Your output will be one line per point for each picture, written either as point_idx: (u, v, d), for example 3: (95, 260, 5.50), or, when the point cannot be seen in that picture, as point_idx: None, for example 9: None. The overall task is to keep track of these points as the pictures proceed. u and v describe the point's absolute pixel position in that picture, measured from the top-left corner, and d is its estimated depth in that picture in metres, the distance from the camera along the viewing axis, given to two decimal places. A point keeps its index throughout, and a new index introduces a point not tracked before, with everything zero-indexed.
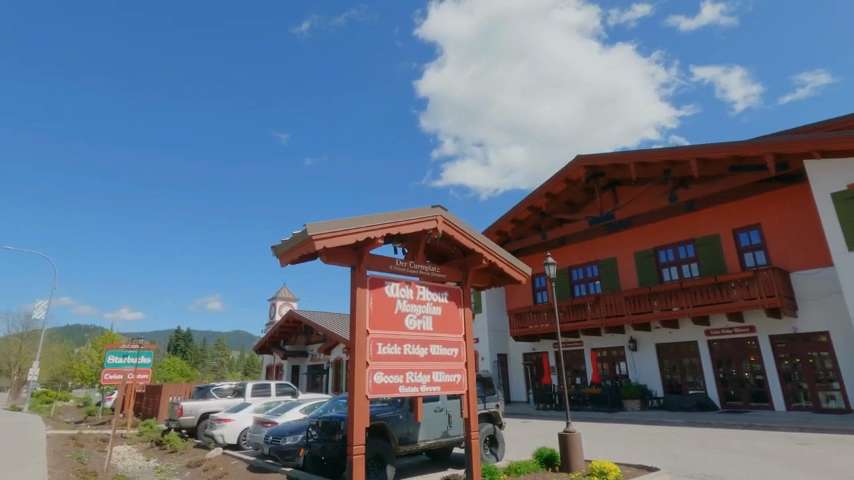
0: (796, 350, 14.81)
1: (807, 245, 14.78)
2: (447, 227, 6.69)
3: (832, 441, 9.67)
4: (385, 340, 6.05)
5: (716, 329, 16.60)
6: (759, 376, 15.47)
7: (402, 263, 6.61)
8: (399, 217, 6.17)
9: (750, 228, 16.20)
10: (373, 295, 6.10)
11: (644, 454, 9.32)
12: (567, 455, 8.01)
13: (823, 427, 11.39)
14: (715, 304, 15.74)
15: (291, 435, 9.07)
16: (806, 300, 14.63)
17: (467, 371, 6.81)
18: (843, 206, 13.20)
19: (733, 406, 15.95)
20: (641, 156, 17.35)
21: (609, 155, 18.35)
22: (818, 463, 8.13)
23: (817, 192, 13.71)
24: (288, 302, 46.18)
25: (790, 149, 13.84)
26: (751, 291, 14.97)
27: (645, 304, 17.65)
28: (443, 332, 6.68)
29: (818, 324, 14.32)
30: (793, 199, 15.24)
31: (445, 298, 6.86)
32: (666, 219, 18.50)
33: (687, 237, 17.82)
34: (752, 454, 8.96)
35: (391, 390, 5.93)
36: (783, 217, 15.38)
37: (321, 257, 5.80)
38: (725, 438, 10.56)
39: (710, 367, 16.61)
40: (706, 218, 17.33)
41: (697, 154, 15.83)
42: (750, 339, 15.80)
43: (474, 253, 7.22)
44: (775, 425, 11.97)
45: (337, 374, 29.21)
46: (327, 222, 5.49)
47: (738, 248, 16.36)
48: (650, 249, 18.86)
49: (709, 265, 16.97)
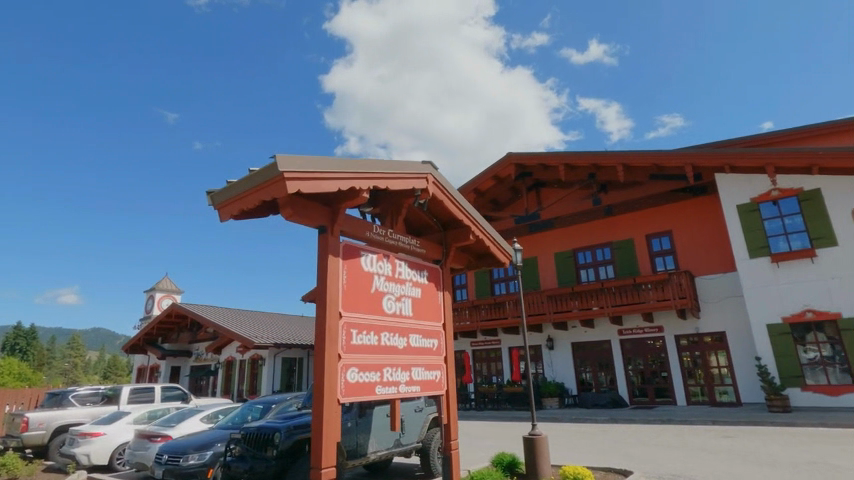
0: (697, 349, 15.97)
1: (711, 253, 16.10)
2: (437, 190, 5.41)
3: (752, 434, 10.19)
4: (360, 326, 4.62)
5: (628, 329, 17.39)
6: (663, 373, 16.52)
7: (380, 230, 5.20)
8: (390, 166, 4.76)
9: (662, 235, 17.27)
10: (348, 269, 4.64)
11: (595, 456, 8.89)
12: (533, 460, 7.21)
13: (733, 420, 12.14)
14: (632, 304, 16.43)
15: (195, 452, 7.07)
16: (708, 302, 15.88)
17: (446, 367, 5.64)
18: (747, 217, 14.48)
19: (641, 402, 16.80)
20: (572, 158, 17.67)
21: (539, 155, 18.51)
22: (758, 455, 8.34)
23: (726, 204, 14.92)
24: (170, 294, 40.57)
25: (707, 161, 14.93)
26: (664, 293, 15.90)
27: (565, 303, 17.92)
28: (422, 319, 5.43)
29: (718, 325, 15.60)
30: (701, 209, 16.54)
31: (425, 279, 5.63)
32: (587, 222, 19.09)
33: (604, 240, 18.52)
34: (695, 449, 9.00)
35: (367, 392, 4.53)
36: (692, 226, 16.62)
37: (281, 211, 4.20)
38: (659, 435, 10.66)
39: (621, 365, 17.33)
40: (622, 224, 18.18)
41: (624, 161, 16.53)
42: (658, 339, 16.78)
43: (457, 228, 6.03)
44: (691, 420, 12.57)
45: (229, 376, 25.91)
46: (303, 157, 3.93)
47: (651, 253, 17.38)
48: (570, 250, 19.27)
49: (624, 268, 17.77)
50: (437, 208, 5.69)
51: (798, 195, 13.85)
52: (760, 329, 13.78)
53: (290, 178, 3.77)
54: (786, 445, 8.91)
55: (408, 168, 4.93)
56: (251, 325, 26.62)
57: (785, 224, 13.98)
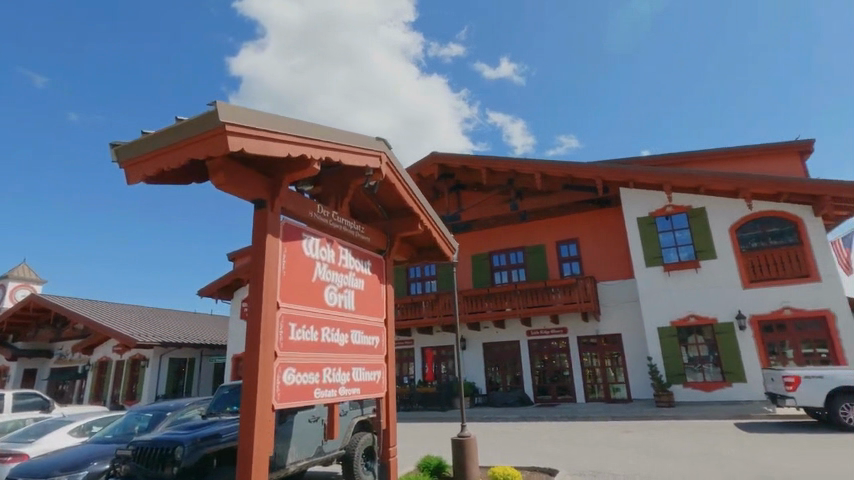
0: (596, 350, 17.13)
1: (612, 260, 17.46)
2: (389, 171, 4.87)
3: (648, 427, 11.09)
4: (299, 319, 3.96)
5: (536, 330, 18.17)
6: (566, 372, 17.48)
7: (325, 211, 4.54)
8: (346, 137, 4.16)
9: (570, 242, 18.36)
10: (287, 251, 3.95)
11: (515, 454, 8.94)
12: (462, 463, 6.91)
13: (628, 415, 13.16)
14: (542, 307, 17.16)
15: (64, 475, 5.73)
16: (608, 306, 17.16)
17: (386, 367, 5.20)
18: (646, 228, 15.94)
19: (544, 399, 17.61)
20: (494, 163, 18.23)
21: (462, 157, 18.91)
22: (657, 447, 9.04)
23: (629, 216, 16.30)
24: (27, 284, 34.50)
25: (614, 176, 16.22)
26: (571, 296, 16.86)
27: (479, 304, 18.26)
28: (364, 313, 4.90)
29: (615, 327, 16.90)
30: (605, 220, 17.91)
31: (368, 269, 5.11)
32: (503, 226, 19.68)
33: (518, 245, 19.21)
34: (603, 444, 9.47)
35: (304, 395, 3.90)
36: (597, 235, 17.90)
37: (212, 177, 3.43)
38: (567, 431, 11.14)
39: (528, 364, 18.06)
40: (535, 229, 19.04)
41: (542, 170, 17.39)
42: (562, 339, 17.76)
43: (403, 217, 5.58)
44: (593, 416, 13.39)
45: (101, 379, 22.52)
46: (249, 109, 3.25)
47: (559, 258, 18.37)
48: (485, 253, 19.69)
49: (535, 271, 18.55)
50: (386, 193, 5.17)
51: (687, 212, 15.55)
52: (652, 332, 15.18)
53: (233, 131, 3.08)
54: (677, 437, 9.80)
55: (362, 142, 4.35)
56: (133, 320, 23.48)
57: (676, 237, 15.59)
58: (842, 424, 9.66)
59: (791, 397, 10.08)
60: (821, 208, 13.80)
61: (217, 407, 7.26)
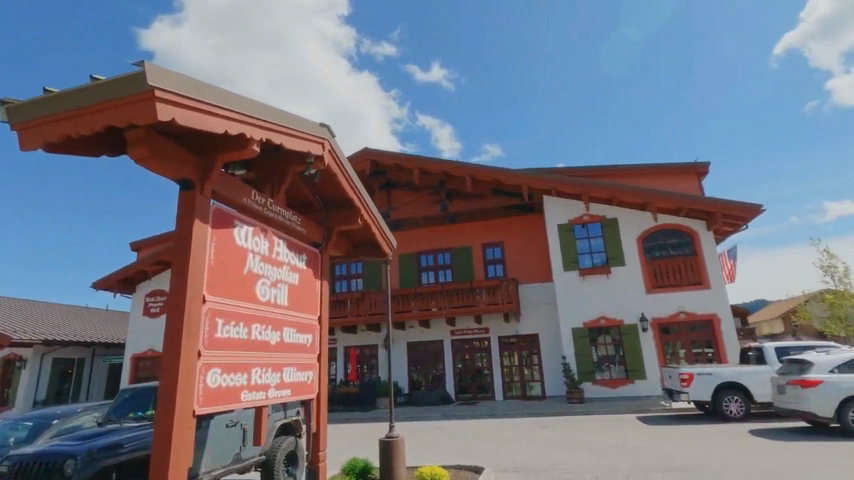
0: (514, 349, 17.83)
1: (533, 264, 18.30)
2: (331, 160, 4.60)
3: (562, 423, 11.73)
4: (227, 315, 3.60)
5: (459, 329, 18.52)
6: (486, 371, 18.02)
7: (260, 198, 4.19)
8: (289, 118, 3.86)
9: (495, 244, 18.96)
10: (217, 240, 3.57)
11: (439, 454, 8.94)
12: (389, 465, 6.77)
13: (544, 411, 13.83)
14: (466, 307, 17.52)
15: None
16: (528, 308, 17.94)
17: (319, 367, 4.94)
18: (565, 235, 16.96)
19: (465, 397, 17.99)
20: (427, 163, 18.42)
21: (395, 155, 18.92)
22: (572, 441, 9.59)
23: (550, 222, 17.23)
24: None
25: (538, 183, 17.07)
26: (494, 297, 17.41)
27: (405, 303, 18.24)
28: (298, 310, 4.59)
29: (534, 327, 17.71)
30: (528, 225, 18.74)
31: (303, 263, 4.80)
32: (431, 227, 19.83)
33: (445, 246, 19.46)
34: (522, 441, 9.84)
35: (230, 398, 3.55)
36: (520, 239, 18.69)
37: (131, 149, 3.01)
38: (488, 428, 11.47)
39: (450, 363, 18.36)
40: (463, 231, 19.42)
41: (472, 173, 17.82)
42: (483, 339, 18.26)
43: (342, 210, 5.34)
44: (512, 413, 13.90)
45: None
46: (180, 75, 2.89)
47: (485, 260, 18.89)
48: (413, 253, 19.73)
49: (461, 272, 18.92)
50: (326, 183, 4.91)
51: (601, 221, 16.76)
52: (567, 332, 16.14)
53: (162, 99, 2.71)
54: (588, 431, 10.46)
55: (305, 126, 4.06)
56: (8, 315, 20.40)
57: (591, 244, 16.73)
58: (725, 415, 10.91)
59: (685, 392, 11.20)
60: (712, 224, 15.55)
61: (117, 413, 6.46)
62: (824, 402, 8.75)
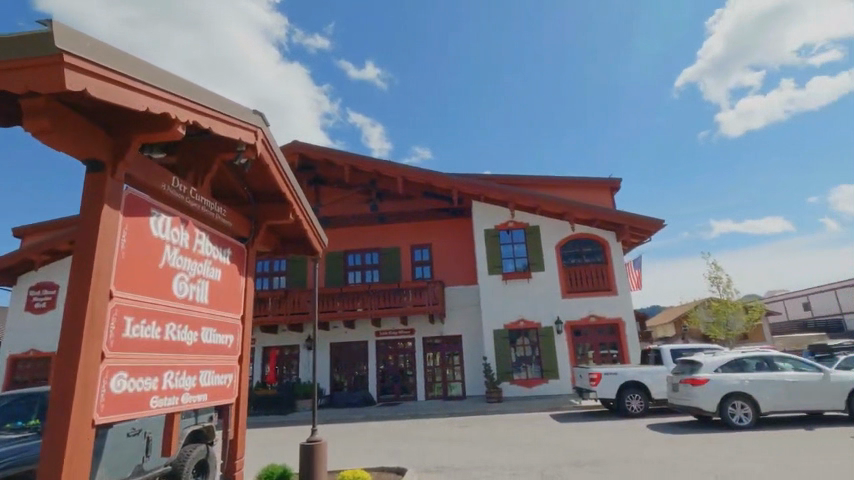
0: (438, 350, 18.09)
1: (459, 267, 18.70)
2: (264, 150, 4.34)
3: (482, 422, 12.08)
4: (138, 313, 3.24)
5: (384, 330, 18.42)
6: (409, 372, 18.12)
7: (182, 186, 3.84)
8: (220, 101, 3.58)
9: (423, 246, 19.13)
10: (130, 229, 3.21)
11: (361, 456, 8.80)
12: (310, 470, 6.52)
13: (464, 410, 14.17)
14: (392, 307, 17.49)
15: None
16: (453, 310, 18.29)
17: (239, 370, 4.64)
18: (490, 240, 17.58)
19: (387, 398, 17.93)
20: (359, 161, 18.18)
21: (326, 151, 18.46)
22: (491, 439, 9.90)
23: (477, 227, 17.76)
24: None
25: (468, 189, 17.52)
26: (421, 299, 17.55)
27: (330, 303, 17.79)
28: (219, 308, 4.28)
29: (458, 328, 18.10)
30: (456, 228, 19.12)
31: (227, 258, 4.48)
32: (360, 226, 19.55)
33: (374, 245, 19.27)
34: (443, 441, 10.01)
35: (137, 405, 3.21)
36: (448, 242, 19.02)
37: (28, 120, 2.64)
38: (411, 430, 11.50)
39: (374, 364, 18.21)
40: (392, 232, 19.35)
41: (404, 174, 17.88)
42: (408, 340, 18.33)
43: (272, 204, 5.08)
44: (434, 413, 14.09)
45: None
46: (96, 41, 2.57)
47: (412, 262, 18.98)
48: (341, 251, 19.32)
49: (388, 273, 18.84)
50: (257, 175, 4.62)
51: (525, 228, 17.58)
52: (489, 334, 16.70)
53: (73, 66, 2.41)
54: (506, 430, 10.87)
55: (238, 111, 3.78)
56: None
57: (514, 249, 17.49)
58: (627, 411, 11.89)
59: (594, 390, 12.05)
60: (621, 235, 16.93)
61: None
62: (709, 397, 9.86)
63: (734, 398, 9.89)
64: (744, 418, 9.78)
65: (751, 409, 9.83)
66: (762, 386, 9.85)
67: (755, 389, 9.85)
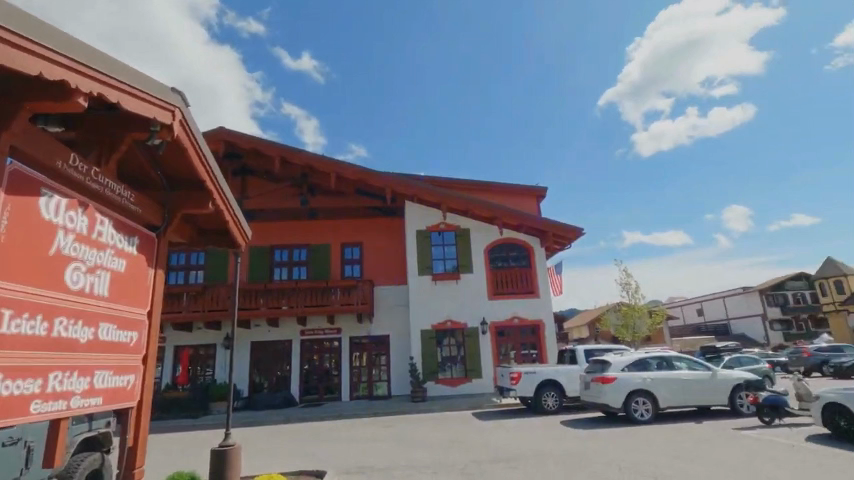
0: (365, 349, 17.88)
1: (389, 266, 18.61)
2: (183, 134, 4.00)
3: (406, 421, 12.10)
4: (19, 305, 2.84)
5: (309, 329, 17.88)
6: (334, 372, 17.74)
7: (82, 165, 3.44)
8: (133, 75, 3.25)
9: (354, 245, 18.82)
10: (13, 209, 2.81)
11: (279, 460, 8.44)
12: (222, 476, 6.12)
13: (389, 410, 14.13)
14: (319, 306, 17.02)
15: None
16: (382, 309, 18.17)
17: (143, 370, 4.25)
18: (422, 241, 17.72)
19: (310, 399, 17.41)
20: (290, 153, 17.53)
21: (255, 140, 17.60)
22: (414, 438, 9.95)
23: (409, 227, 17.83)
24: None
25: (401, 188, 17.54)
26: (349, 298, 17.25)
27: (252, 300, 16.94)
28: (121, 302, 3.89)
29: (385, 328, 18.01)
30: (388, 228, 19.02)
31: (134, 248, 4.09)
32: (289, 221, 18.84)
33: (302, 241, 18.65)
34: (366, 441, 9.90)
35: (14, 410, 2.81)
36: (379, 242, 18.86)
37: None
38: (334, 431, 11.25)
39: (298, 364, 17.60)
40: (322, 228, 18.84)
41: (337, 170, 17.51)
42: (334, 339, 17.94)
43: (191, 191, 4.72)
44: (358, 413, 13.90)
45: None
46: None
47: (342, 260, 18.60)
48: (266, 246, 18.47)
49: (316, 270, 18.32)
50: (173, 159, 4.27)
51: (455, 231, 17.93)
52: (417, 333, 16.82)
53: None
54: (429, 428, 11.00)
55: (154, 88, 3.46)
56: None
57: (445, 251, 17.77)
58: (544, 409, 12.51)
59: (514, 389, 12.55)
60: (545, 241, 17.81)
61: None
62: (616, 394, 10.63)
63: (638, 394, 10.75)
64: (645, 413, 10.67)
65: (651, 404, 10.75)
66: (661, 384, 10.81)
67: (655, 386, 10.78)
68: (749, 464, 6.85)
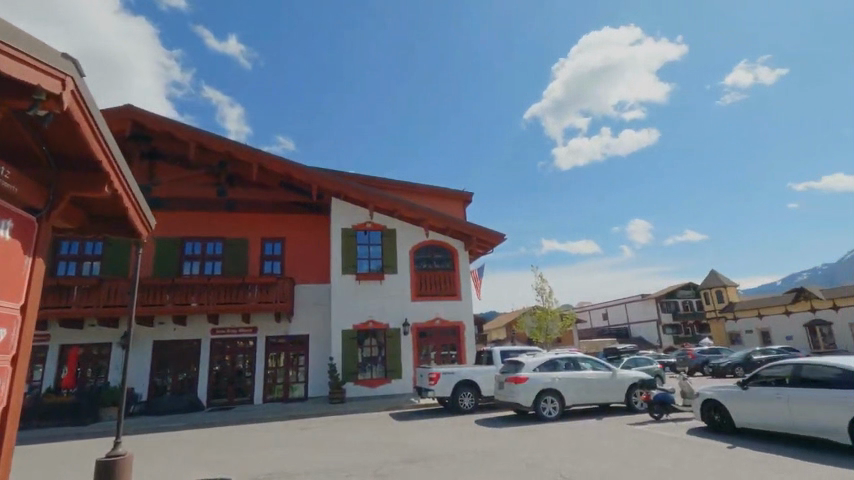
0: (282, 350, 17.15)
1: (312, 264, 18.03)
2: (77, 107, 3.57)
3: (321, 424, 11.76)
4: None
5: (221, 328, 16.80)
6: (246, 373, 16.80)
7: None
8: (15, 35, 2.85)
9: (275, 241, 18.01)
10: None
11: (178, 469, 7.80)
12: None
13: (305, 413, 13.66)
14: (234, 304, 16.04)
15: None
16: (302, 309, 17.55)
17: (12, 373, 3.70)
18: (347, 239, 17.40)
19: (218, 403, 16.34)
20: (208, 140, 16.39)
21: (169, 122, 16.23)
22: (329, 442, 9.69)
23: (335, 225, 17.42)
24: None
25: (328, 184, 17.11)
26: (267, 295, 16.45)
27: (157, 296, 15.56)
28: None
29: (304, 328, 17.40)
30: (313, 225, 18.44)
31: (8, 233, 3.56)
32: (204, 212, 17.60)
33: (218, 234, 17.50)
34: (278, 446, 9.47)
35: None
36: (302, 238, 18.21)
37: None
38: (243, 436, 10.63)
39: (207, 365, 16.47)
40: (241, 222, 17.81)
41: (260, 161, 16.66)
42: (248, 339, 17.01)
43: (84, 173, 4.23)
44: (272, 416, 13.28)
45: None
46: None
47: (261, 256, 17.71)
48: (176, 238, 17.08)
49: (232, 266, 17.27)
50: (63, 136, 3.80)
51: (382, 230, 17.84)
52: (337, 334, 16.46)
53: None
54: (345, 431, 10.78)
55: (42, 53, 3.05)
56: None
57: (370, 250, 17.61)
58: (460, 408, 12.81)
59: (432, 389, 12.71)
60: (468, 245, 18.27)
61: None
62: (527, 393, 11.16)
63: (546, 393, 11.37)
64: (552, 411, 11.32)
65: (558, 403, 11.41)
66: (568, 384, 11.52)
67: (563, 386, 11.46)
68: (640, 456, 7.48)
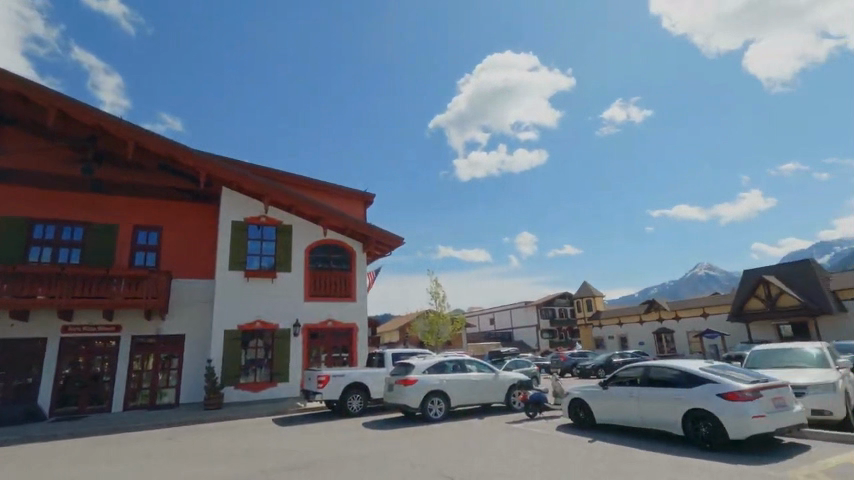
0: (151, 350, 15.41)
1: (193, 258, 16.50)
2: None
3: (193, 433, 10.78)
4: None
5: (75, 326, 14.58)
6: (105, 378, 14.77)
7: None
8: None
9: (151, 229, 16.14)
10: None
11: None
12: None
13: (175, 421, 12.39)
14: (93, 298, 14.00)
15: None
16: (179, 306, 15.94)
17: None
18: (237, 233, 16.23)
19: (65, 412, 14.12)
20: (73, 107, 14.15)
21: (20, 80, 13.70)
22: (201, 451, 8.91)
23: (224, 216, 16.16)
24: None
25: (218, 172, 15.81)
26: (136, 290, 14.64)
27: None
28: None
29: (180, 328, 15.81)
30: (197, 215, 16.90)
31: None
32: (62, 191, 15.17)
33: (78, 218, 15.18)
34: (140, 458, 8.47)
35: None
36: (184, 229, 16.59)
37: None
38: (96, 449, 9.31)
39: (53, 368, 14.16)
40: (109, 205, 15.68)
41: (138, 139, 14.83)
42: (110, 339, 14.98)
43: None
44: (133, 426, 11.83)
45: None
46: None
47: (132, 245, 15.75)
48: (21, 219, 14.47)
49: (94, 255, 15.10)
50: None
51: (277, 226, 16.96)
52: (219, 334, 15.23)
53: None
54: (221, 438, 10.01)
55: None
56: None
57: (262, 246, 16.63)
58: (348, 411, 12.63)
59: (320, 392, 12.34)
60: (367, 246, 18.15)
61: None
62: (415, 395, 11.38)
63: (434, 395, 11.70)
64: (438, 412, 11.66)
65: (444, 404, 11.81)
66: (454, 385, 11.98)
67: (449, 387, 11.89)
68: (515, 452, 8.04)
